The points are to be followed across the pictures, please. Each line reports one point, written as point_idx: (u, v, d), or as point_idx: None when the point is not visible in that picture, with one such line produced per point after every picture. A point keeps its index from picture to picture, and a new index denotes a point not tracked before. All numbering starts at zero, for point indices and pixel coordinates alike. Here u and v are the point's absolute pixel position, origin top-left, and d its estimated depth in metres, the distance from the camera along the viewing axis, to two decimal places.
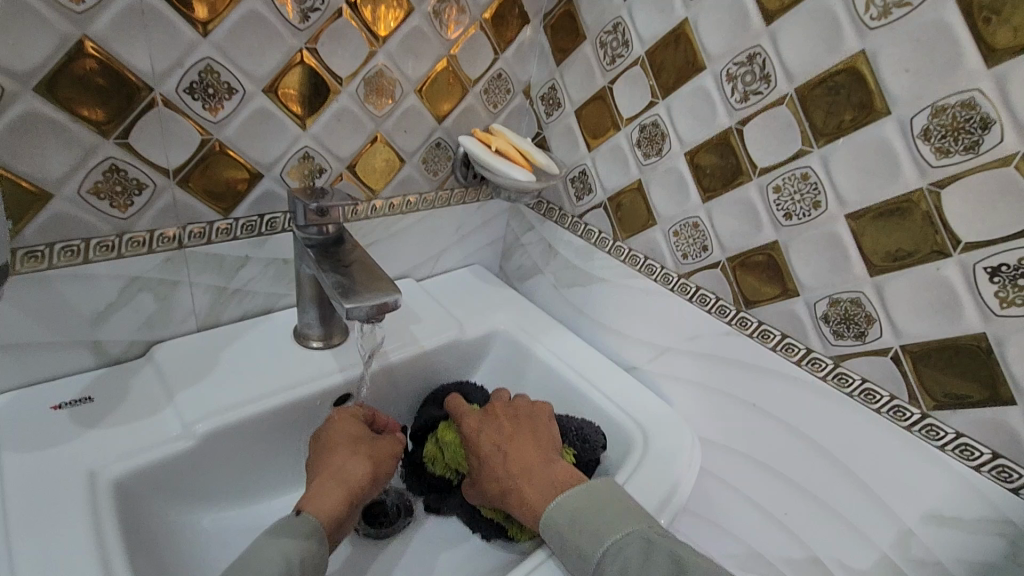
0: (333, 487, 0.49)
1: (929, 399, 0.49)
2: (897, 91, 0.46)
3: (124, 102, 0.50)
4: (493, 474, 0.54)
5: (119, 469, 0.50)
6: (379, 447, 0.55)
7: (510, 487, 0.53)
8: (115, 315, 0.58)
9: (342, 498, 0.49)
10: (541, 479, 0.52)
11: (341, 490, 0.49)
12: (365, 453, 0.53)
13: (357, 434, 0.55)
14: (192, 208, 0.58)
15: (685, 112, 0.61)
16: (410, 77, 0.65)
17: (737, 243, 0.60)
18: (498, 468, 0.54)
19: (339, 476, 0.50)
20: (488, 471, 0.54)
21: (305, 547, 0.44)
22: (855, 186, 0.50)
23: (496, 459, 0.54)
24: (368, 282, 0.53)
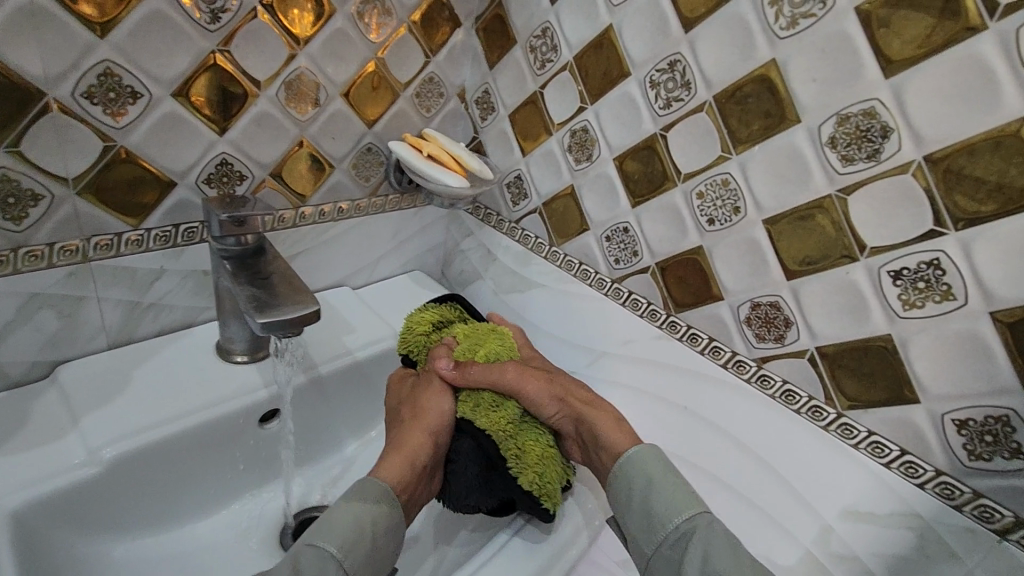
0: (396, 452, 0.52)
1: (844, 399, 0.51)
2: (806, 100, 0.47)
3: (14, 107, 0.46)
4: (576, 392, 0.57)
5: (17, 501, 0.47)
6: (433, 393, 0.56)
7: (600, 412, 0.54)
8: (13, 335, 0.54)
9: (406, 457, 0.52)
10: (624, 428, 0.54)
11: (402, 451, 0.52)
12: (423, 405, 0.55)
13: (413, 392, 0.58)
14: (96, 219, 0.54)
15: (612, 118, 0.62)
16: (334, 80, 0.63)
17: (664, 249, 0.61)
18: (584, 399, 0.56)
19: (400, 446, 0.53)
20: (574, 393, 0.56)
21: (377, 510, 0.47)
22: (769, 192, 0.51)
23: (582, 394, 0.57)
24: (287, 295, 0.51)
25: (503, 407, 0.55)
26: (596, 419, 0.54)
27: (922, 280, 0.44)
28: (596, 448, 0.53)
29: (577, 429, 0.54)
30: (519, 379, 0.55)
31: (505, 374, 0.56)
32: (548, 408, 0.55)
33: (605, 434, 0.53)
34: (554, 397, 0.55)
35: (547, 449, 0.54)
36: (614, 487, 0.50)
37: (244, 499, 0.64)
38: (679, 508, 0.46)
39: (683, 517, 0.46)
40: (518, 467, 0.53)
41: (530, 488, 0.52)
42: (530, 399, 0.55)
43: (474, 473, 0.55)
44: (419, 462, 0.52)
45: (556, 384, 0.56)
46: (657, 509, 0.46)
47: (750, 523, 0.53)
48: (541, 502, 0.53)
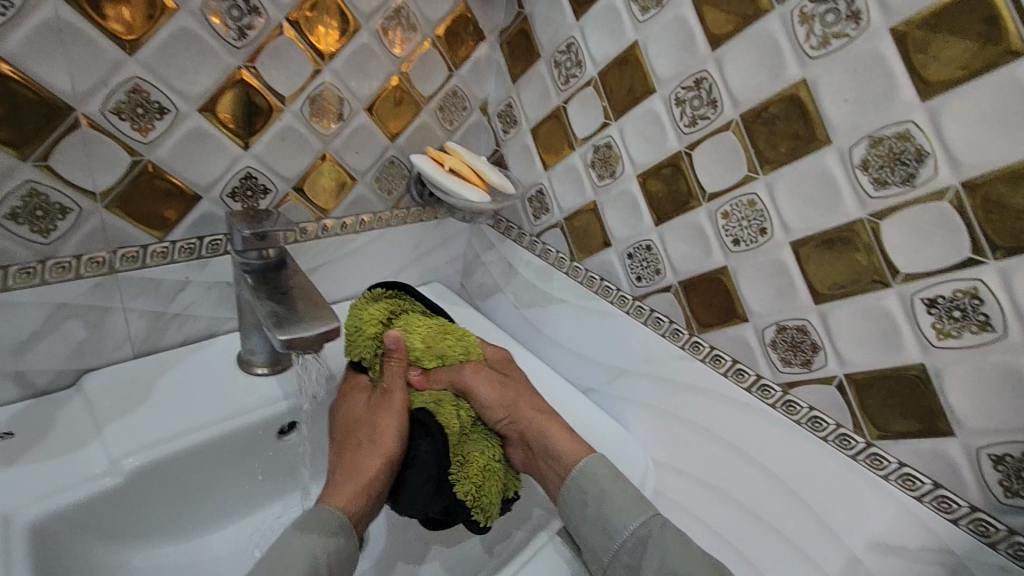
0: (346, 480, 0.50)
1: (873, 429, 0.49)
2: (837, 121, 0.46)
3: (42, 122, 0.47)
4: (525, 400, 0.58)
5: (36, 512, 0.47)
6: (389, 416, 0.53)
7: (546, 420, 0.56)
8: (40, 344, 0.55)
9: (356, 488, 0.49)
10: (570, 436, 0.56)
11: (353, 480, 0.50)
12: (379, 431, 0.52)
13: (370, 410, 0.55)
14: (123, 231, 0.55)
15: (635, 135, 0.61)
16: (358, 94, 0.64)
17: (688, 268, 0.60)
18: (529, 405, 0.58)
19: (352, 472, 0.50)
20: (523, 400, 0.58)
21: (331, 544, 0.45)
22: (798, 214, 0.50)
23: (528, 400, 0.58)
24: (306, 311, 0.51)
25: (458, 409, 0.56)
26: (545, 425, 0.55)
27: (958, 310, 0.43)
28: (544, 455, 0.55)
29: (524, 435, 0.56)
30: (474, 378, 0.57)
31: (467, 380, 0.57)
32: (497, 414, 0.56)
33: (554, 442, 0.54)
34: (506, 401, 0.57)
35: (490, 458, 0.53)
36: (566, 498, 0.52)
37: (262, 509, 0.64)
38: (632, 514, 0.49)
39: (637, 521, 0.49)
40: (457, 475, 0.51)
41: (464, 498, 0.51)
42: (482, 401, 0.56)
43: (418, 479, 0.52)
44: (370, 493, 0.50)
45: (510, 392, 0.58)
46: (612, 515, 0.49)
47: (772, 547, 0.55)
48: (476, 517, 0.51)
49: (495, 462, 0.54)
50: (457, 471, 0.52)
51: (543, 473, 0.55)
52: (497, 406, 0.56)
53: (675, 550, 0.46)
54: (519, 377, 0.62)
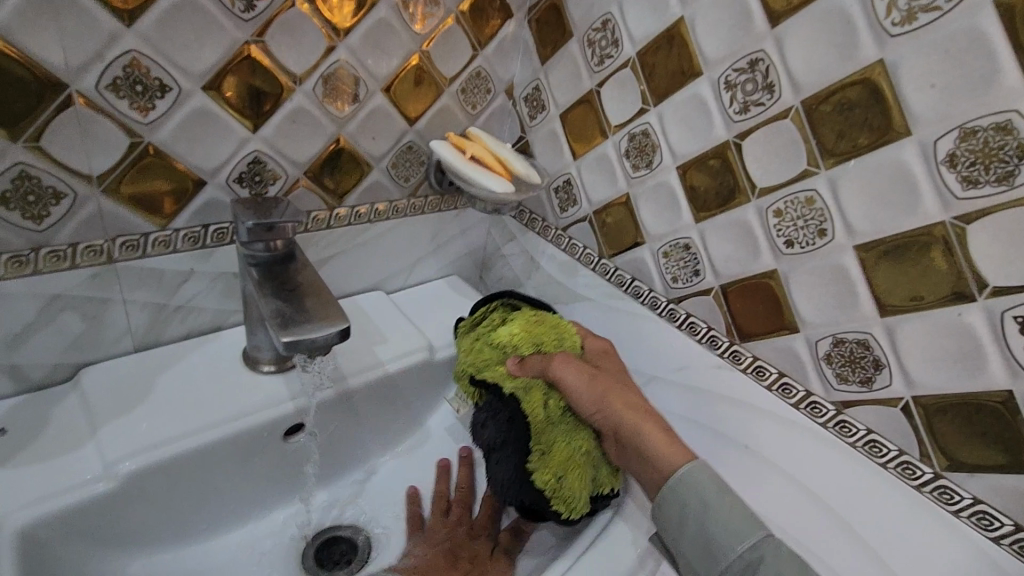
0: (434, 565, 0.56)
1: (943, 458, 0.44)
2: (920, 109, 0.40)
3: (32, 99, 0.43)
4: (626, 390, 0.51)
5: (25, 518, 0.45)
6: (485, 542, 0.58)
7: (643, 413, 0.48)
8: (34, 337, 0.52)
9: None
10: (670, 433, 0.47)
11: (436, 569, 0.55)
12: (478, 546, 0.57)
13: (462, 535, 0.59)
14: (122, 218, 0.51)
15: (678, 121, 0.55)
16: (375, 74, 0.59)
17: (731, 269, 0.54)
18: (627, 395, 0.50)
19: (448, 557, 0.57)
20: (621, 389, 0.51)
21: None
22: (866, 214, 0.44)
23: (629, 392, 0.51)
24: (315, 310, 0.47)
25: (549, 400, 0.52)
26: (641, 423, 0.47)
27: None
28: (638, 454, 0.47)
29: (617, 430, 0.49)
30: (566, 367, 0.52)
31: (561, 369, 0.52)
32: (586, 405, 0.50)
33: (650, 442, 0.46)
34: (596, 394, 0.50)
35: (578, 456, 0.51)
36: (660, 506, 0.44)
37: (266, 513, 0.60)
38: (740, 535, 0.40)
39: (746, 545, 0.40)
40: (534, 463, 0.52)
41: (544, 488, 0.51)
42: (572, 393, 0.51)
43: (512, 465, 0.53)
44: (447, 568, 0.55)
45: (609, 381, 0.51)
46: (715, 532, 0.41)
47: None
48: (557, 506, 0.51)
49: (583, 454, 0.51)
50: (537, 461, 0.52)
51: (642, 478, 0.48)
52: (592, 396, 0.50)
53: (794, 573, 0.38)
54: (621, 371, 0.54)
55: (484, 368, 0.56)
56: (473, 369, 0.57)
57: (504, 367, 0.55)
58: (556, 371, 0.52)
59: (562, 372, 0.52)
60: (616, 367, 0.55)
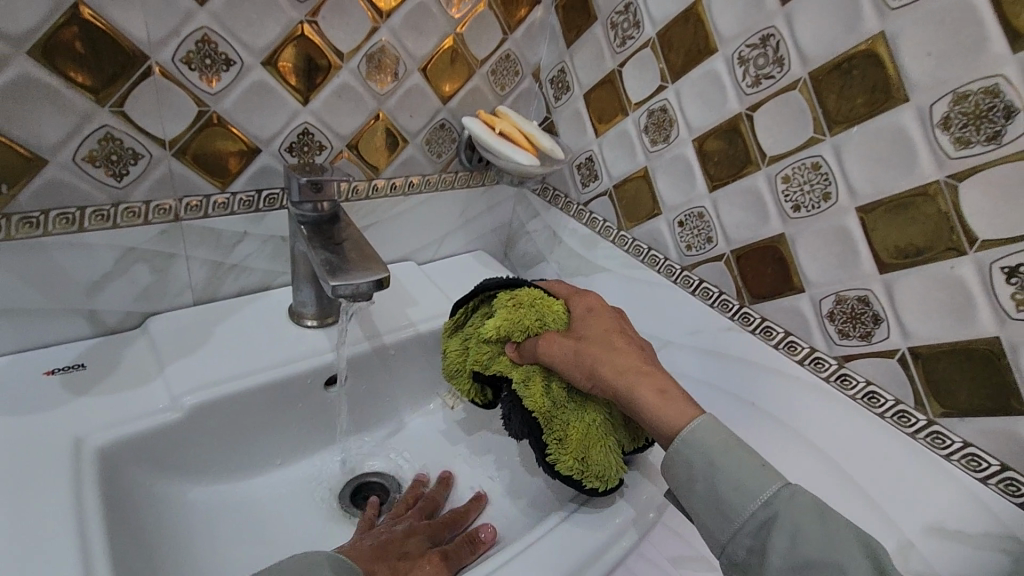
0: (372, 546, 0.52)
1: (937, 406, 0.47)
2: (916, 76, 0.44)
3: (119, 69, 0.50)
4: (611, 354, 0.51)
5: (105, 437, 0.51)
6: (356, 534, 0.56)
7: (636, 378, 0.49)
8: (111, 284, 0.58)
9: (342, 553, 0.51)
10: (662, 394, 0.47)
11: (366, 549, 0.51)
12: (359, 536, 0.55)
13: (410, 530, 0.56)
14: (189, 180, 0.57)
15: (693, 96, 0.59)
16: (413, 54, 0.64)
17: (742, 235, 0.58)
18: (614, 361, 0.50)
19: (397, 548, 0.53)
20: (607, 356, 0.51)
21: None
22: (867, 177, 0.48)
23: (615, 355, 0.51)
24: (358, 261, 0.52)
25: (549, 388, 0.53)
26: (633, 392, 0.48)
27: None
28: (639, 421, 0.48)
29: (615, 399, 0.49)
30: (552, 351, 0.52)
31: (550, 353, 0.52)
32: (581, 383, 0.51)
33: (646, 409, 0.47)
34: (585, 370, 0.51)
35: (590, 432, 0.51)
36: (670, 467, 0.45)
37: (307, 457, 0.66)
38: (754, 492, 0.41)
39: (759, 502, 0.40)
40: (555, 454, 0.52)
41: (572, 474, 0.51)
42: (565, 374, 0.52)
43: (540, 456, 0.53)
44: (372, 550, 0.51)
45: (590, 358, 0.51)
46: (727, 494, 0.42)
47: None
48: (591, 485, 0.51)
49: (596, 427, 0.52)
50: (555, 449, 0.52)
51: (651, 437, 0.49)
52: (583, 371, 0.51)
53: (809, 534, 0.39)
54: (606, 329, 0.53)
55: (485, 366, 0.57)
56: (477, 368, 0.57)
57: (505, 358, 0.56)
58: (542, 357, 0.53)
59: (548, 358, 0.52)
60: (605, 325, 0.54)
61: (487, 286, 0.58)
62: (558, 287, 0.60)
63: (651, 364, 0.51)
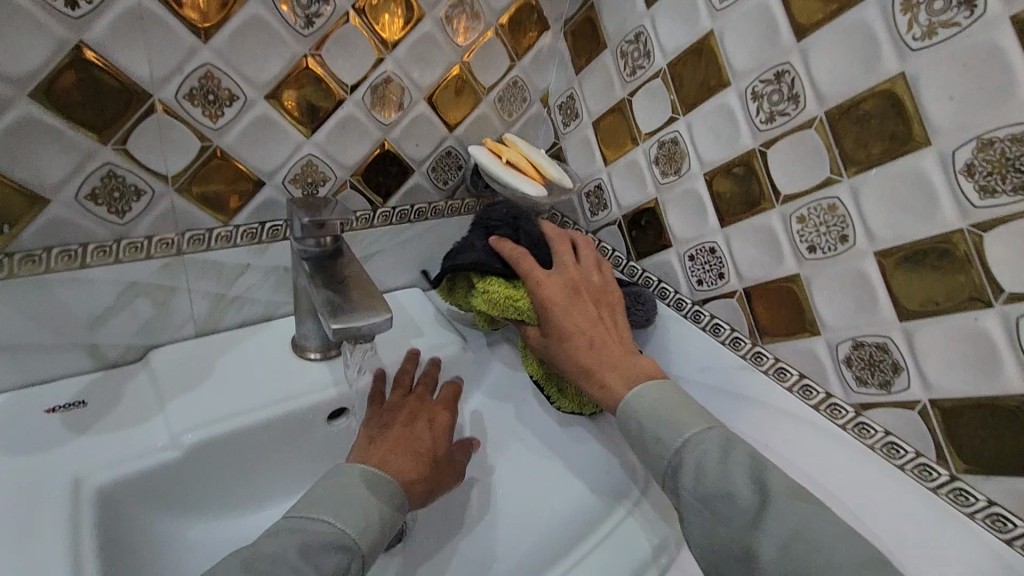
0: (391, 442, 0.55)
1: (960, 462, 0.45)
2: (939, 119, 0.42)
3: (122, 107, 0.49)
4: (564, 352, 0.57)
5: (104, 478, 0.50)
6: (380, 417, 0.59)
7: (585, 375, 0.55)
8: (112, 319, 0.58)
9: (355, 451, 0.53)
10: (602, 387, 0.53)
11: (383, 448, 0.54)
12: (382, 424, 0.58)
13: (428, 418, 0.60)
14: (191, 214, 0.57)
15: (705, 129, 0.57)
16: (419, 84, 0.63)
17: (755, 273, 0.56)
18: (568, 357, 0.56)
19: (410, 446, 0.56)
20: (562, 352, 0.57)
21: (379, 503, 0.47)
22: (886, 221, 0.46)
23: (568, 351, 0.56)
24: (360, 300, 0.51)
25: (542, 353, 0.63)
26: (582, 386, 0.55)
27: None
28: None
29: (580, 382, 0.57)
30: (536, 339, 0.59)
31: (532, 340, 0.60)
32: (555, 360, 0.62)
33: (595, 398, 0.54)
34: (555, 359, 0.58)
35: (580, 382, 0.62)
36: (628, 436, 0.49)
37: None
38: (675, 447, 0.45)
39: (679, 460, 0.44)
40: (558, 400, 0.65)
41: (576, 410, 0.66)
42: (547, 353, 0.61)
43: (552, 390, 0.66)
44: (385, 451, 0.53)
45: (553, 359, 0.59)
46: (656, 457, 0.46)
47: None
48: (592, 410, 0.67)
49: None
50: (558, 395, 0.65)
51: None
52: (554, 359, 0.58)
53: (710, 465, 0.43)
54: (554, 329, 0.57)
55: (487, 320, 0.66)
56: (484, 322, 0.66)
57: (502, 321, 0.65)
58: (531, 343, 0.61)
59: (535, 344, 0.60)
60: (557, 314, 0.57)
61: (462, 266, 0.61)
62: (525, 263, 0.58)
63: (596, 356, 0.54)
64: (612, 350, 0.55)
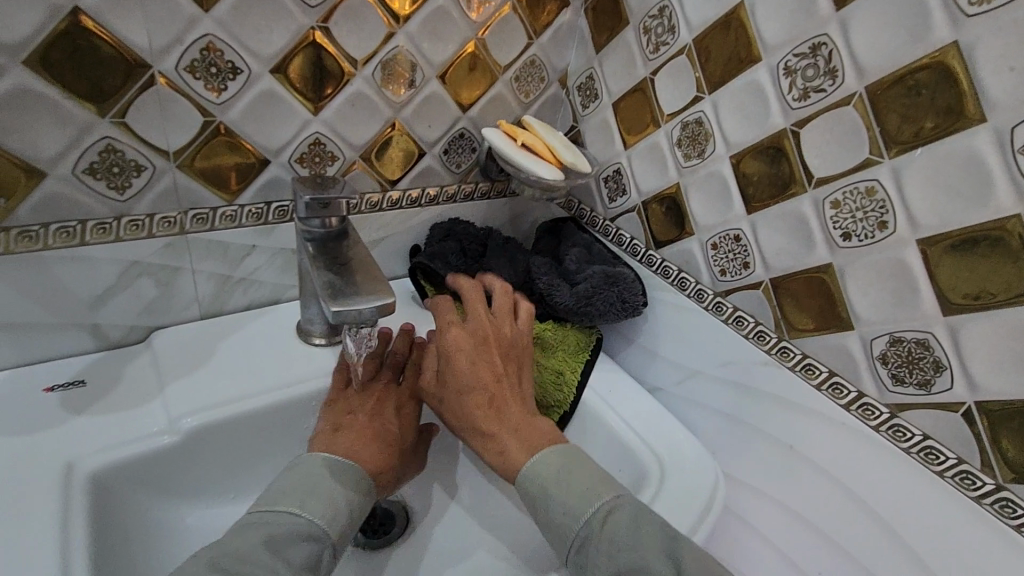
0: (360, 434, 0.52)
1: (1007, 470, 0.41)
2: (995, 94, 0.38)
3: (120, 79, 0.48)
4: (471, 405, 0.52)
5: (99, 461, 0.49)
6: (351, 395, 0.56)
7: (492, 434, 0.50)
8: (114, 299, 0.56)
9: (327, 433, 0.51)
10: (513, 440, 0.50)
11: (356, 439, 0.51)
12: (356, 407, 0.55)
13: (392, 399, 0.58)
14: (194, 193, 0.55)
15: (733, 109, 0.54)
16: (431, 61, 0.60)
17: (783, 263, 0.52)
18: (476, 408, 0.52)
19: (377, 433, 0.53)
20: (465, 403, 0.52)
21: (349, 496, 0.46)
22: (931, 206, 0.42)
23: (478, 398, 0.52)
24: (364, 284, 0.49)
25: None
26: (484, 443, 0.51)
27: None
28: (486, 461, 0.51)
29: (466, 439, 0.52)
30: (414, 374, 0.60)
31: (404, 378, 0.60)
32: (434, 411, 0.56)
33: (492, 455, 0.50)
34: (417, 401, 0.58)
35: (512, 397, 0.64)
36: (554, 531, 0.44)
37: None
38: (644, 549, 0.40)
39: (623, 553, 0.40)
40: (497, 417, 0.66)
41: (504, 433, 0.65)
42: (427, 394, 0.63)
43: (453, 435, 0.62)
44: (359, 439, 0.51)
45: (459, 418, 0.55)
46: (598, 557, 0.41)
47: None
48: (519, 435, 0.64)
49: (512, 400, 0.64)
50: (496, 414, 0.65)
51: None
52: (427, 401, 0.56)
53: (624, 542, 0.41)
54: (455, 373, 0.53)
55: None
56: None
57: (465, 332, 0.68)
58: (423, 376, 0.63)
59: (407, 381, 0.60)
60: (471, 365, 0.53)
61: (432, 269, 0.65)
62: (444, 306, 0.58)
63: (497, 419, 0.51)
64: (514, 413, 0.52)
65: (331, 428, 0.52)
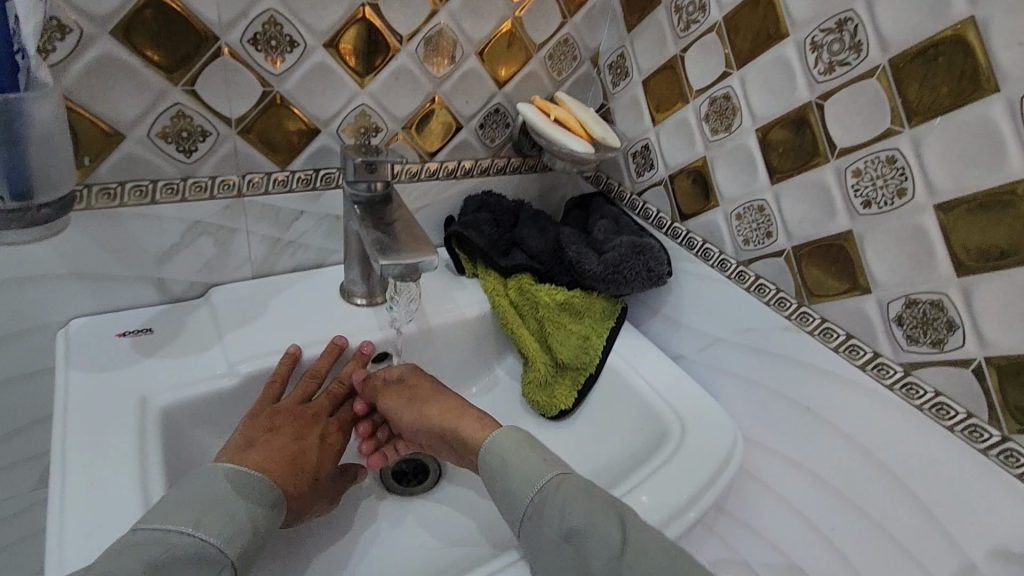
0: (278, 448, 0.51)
1: (1013, 422, 0.44)
2: (1010, 65, 0.40)
3: (191, 49, 0.52)
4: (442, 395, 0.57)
5: (169, 399, 0.54)
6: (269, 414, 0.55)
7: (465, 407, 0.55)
8: (178, 255, 0.61)
9: (239, 445, 0.50)
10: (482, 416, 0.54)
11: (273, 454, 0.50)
12: (279, 421, 0.54)
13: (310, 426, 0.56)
14: (252, 158, 0.60)
15: (759, 84, 0.56)
16: (471, 37, 0.64)
17: (805, 231, 0.55)
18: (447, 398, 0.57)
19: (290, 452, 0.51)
20: (438, 395, 0.57)
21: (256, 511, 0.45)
22: (948, 173, 0.44)
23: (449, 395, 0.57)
24: (408, 242, 0.53)
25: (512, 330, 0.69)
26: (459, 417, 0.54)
27: None
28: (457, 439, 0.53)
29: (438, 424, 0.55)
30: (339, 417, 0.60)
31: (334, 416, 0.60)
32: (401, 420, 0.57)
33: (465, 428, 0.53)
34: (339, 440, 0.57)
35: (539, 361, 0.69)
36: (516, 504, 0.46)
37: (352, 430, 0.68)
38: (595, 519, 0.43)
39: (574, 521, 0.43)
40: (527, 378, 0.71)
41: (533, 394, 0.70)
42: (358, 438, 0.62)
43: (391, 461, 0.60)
44: (267, 457, 0.50)
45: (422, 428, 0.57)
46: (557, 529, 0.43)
47: (885, 555, 0.51)
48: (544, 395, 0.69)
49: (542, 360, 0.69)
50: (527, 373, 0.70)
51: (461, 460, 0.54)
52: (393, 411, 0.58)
53: (575, 506, 0.44)
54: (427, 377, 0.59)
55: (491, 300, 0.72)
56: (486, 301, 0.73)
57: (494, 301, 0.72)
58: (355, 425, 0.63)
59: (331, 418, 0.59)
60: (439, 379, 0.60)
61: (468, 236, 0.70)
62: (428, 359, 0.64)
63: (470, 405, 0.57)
64: None
65: (247, 441, 0.51)
